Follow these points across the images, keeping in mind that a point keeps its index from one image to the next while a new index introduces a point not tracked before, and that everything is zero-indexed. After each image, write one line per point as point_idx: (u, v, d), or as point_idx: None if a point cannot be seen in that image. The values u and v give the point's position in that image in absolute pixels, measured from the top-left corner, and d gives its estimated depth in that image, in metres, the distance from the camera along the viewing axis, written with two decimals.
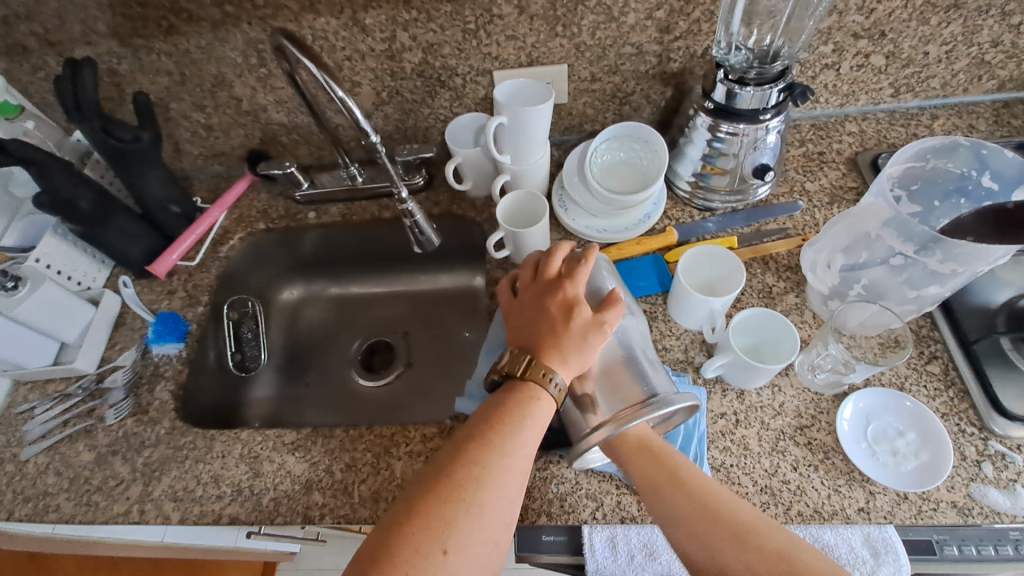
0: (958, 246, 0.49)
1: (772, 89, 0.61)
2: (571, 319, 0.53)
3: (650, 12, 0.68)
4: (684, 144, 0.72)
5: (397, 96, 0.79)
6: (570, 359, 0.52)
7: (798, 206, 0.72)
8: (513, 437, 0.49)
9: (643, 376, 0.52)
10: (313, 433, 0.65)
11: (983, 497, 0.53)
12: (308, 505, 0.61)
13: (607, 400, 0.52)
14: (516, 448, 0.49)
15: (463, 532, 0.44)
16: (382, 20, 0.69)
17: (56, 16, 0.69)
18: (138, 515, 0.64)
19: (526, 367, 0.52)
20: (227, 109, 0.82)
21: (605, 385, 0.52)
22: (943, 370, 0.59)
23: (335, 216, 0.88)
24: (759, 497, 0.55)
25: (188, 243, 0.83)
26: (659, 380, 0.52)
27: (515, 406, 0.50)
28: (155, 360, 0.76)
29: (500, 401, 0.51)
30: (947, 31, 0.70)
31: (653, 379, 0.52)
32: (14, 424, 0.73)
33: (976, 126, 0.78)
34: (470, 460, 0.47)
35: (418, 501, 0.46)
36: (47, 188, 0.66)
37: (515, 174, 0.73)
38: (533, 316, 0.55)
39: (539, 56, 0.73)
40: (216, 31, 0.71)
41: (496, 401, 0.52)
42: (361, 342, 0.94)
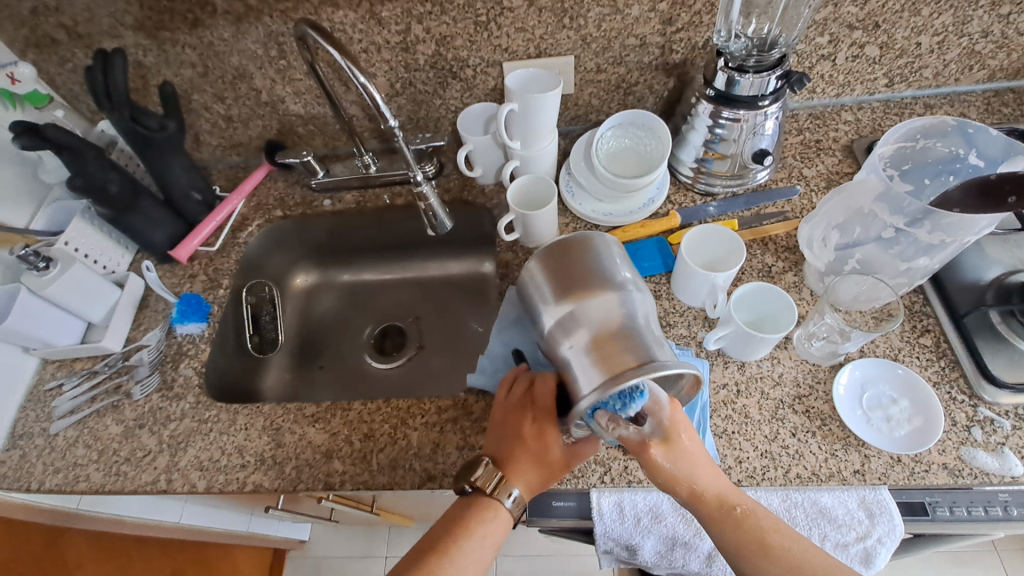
0: (947, 216, 0.52)
1: (769, 76, 0.64)
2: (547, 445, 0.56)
3: (653, 4, 0.71)
4: (687, 131, 0.75)
5: (410, 87, 0.83)
6: (534, 482, 0.56)
7: (796, 190, 0.75)
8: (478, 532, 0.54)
9: (647, 345, 0.52)
10: (332, 406, 0.68)
11: (973, 459, 0.56)
12: (329, 473, 0.64)
13: (607, 364, 0.51)
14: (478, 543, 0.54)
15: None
16: (398, 13, 0.73)
17: (87, 10, 0.73)
18: (165, 483, 0.67)
19: (496, 485, 0.55)
20: (247, 100, 0.86)
21: (609, 350, 0.51)
22: (935, 343, 0.62)
23: (349, 203, 0.92)
24: (759, 461, 0.58)
25: (208, 229, 0.87)
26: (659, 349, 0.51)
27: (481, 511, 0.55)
28: (179, 339, 0.79)
29: (471, 503, 0.56)
30: (938, 22, 0.73)
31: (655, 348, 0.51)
32: (42, 400, 0.76)
33: (967, 115, 0.81)
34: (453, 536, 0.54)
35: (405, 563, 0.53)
36: (80, 173, 0.69)
37: (524, 160, 0.76)
38: (510, 434, 0.58)
39: (546, 47, 0.77)
40: (239, 24, 0.75)
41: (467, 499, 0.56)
42: (374, 327, 0.97)
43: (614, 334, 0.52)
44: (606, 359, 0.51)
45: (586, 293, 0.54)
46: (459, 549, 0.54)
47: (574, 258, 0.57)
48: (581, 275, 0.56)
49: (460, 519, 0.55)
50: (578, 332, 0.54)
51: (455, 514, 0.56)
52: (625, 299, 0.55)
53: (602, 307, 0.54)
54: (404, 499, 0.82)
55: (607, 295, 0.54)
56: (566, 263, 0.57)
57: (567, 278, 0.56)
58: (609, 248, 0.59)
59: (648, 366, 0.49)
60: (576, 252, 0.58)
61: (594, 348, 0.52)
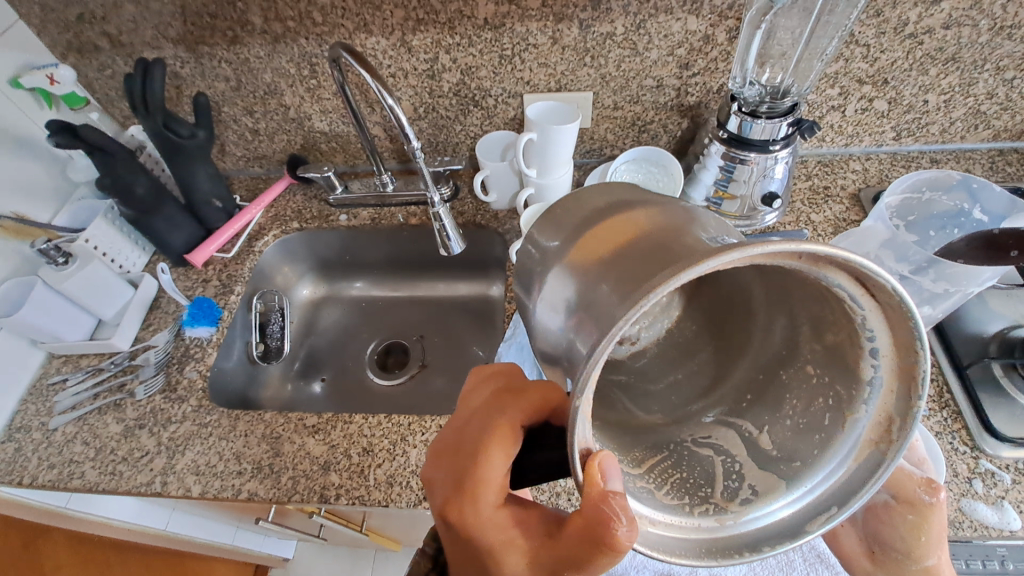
0: (950, 267, 0.53)
1: (781, 123, 0.66)
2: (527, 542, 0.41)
3: (671, 49, 0.74)
4: (699, 170, 0.78)
5: (432, 112, 0.86)
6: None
7: (804, 233, 0.76)
8: None
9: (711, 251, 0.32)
10: (334, 418, 0.69)
11: (973, 512, 0.55)
12: (325, 485, 0.64)
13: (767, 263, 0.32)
14: None
15: None
16: (428, 43, 0.76)
17: (132, 21, 0.76)
18: (159, 486, 0.66)
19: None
20: (274, 115, 0.89)
21: (641, 275, 0.33)
22: (938, 394, 0.63)
23: (364, 218, 0.93)
24: None
25: (225, 236, 0.89)
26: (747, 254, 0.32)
27: None
28: (187, 341, 0.79)
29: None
30: (945, 82, 0.76)
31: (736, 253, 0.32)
32: (45, 394, 0.76)
33: (972, 171, 0.83)
34: None
35: None
36: (110, 173, 0.71)
37: (539, 188, 0.78)
38: (454, 532, 0.42)
39: (567, 83, 0.80)
40: (275, 43, 0.78)
41: None
42: (378, 343, 0.97)
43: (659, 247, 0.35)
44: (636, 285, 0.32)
45: (597, 219, 0.40)
46: None
47: (587, 203, 0.44)
48: (587, 212, 0.42)
49: None
50: (593, 272, 0.37)
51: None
52: (651, 214, 0.38)
53: (610, 232, 0.38)
54: (397, 520, 0.82)
55: (617, 219, 0.39)
56: (578, 208, 0.44)
57: (574, 221, 0.43)
58: (627, 187, 0.46)
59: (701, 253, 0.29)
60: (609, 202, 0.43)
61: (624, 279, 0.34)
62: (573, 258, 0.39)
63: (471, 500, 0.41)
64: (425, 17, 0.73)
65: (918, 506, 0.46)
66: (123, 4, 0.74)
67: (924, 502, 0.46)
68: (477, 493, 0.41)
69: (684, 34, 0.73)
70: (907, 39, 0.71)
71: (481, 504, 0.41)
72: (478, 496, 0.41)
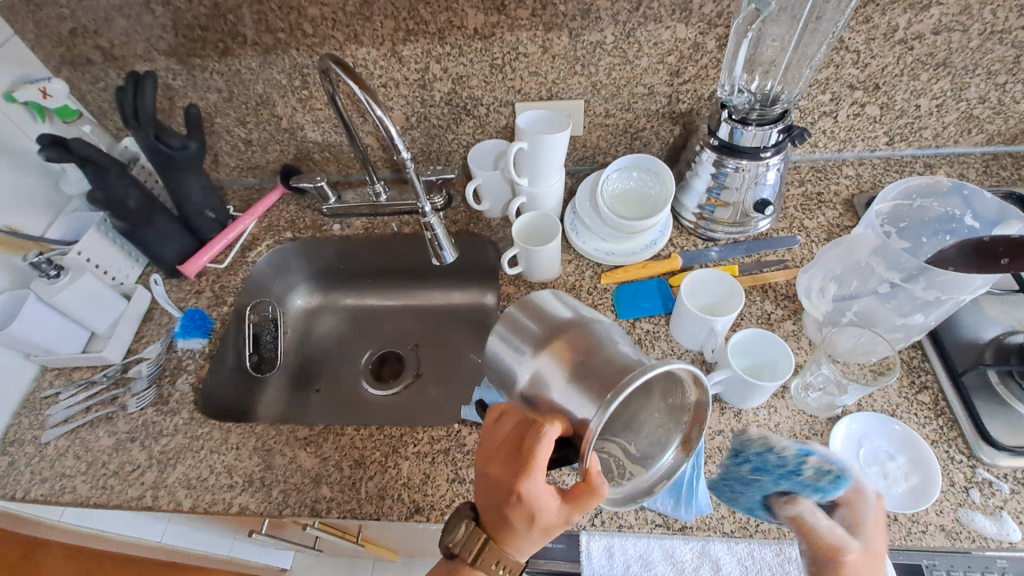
0: (940, 275, 0.52)
1: (772, 130, 0.66)
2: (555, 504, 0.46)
3: (662, 57, 0.74)
4: (691, 177, 0.77)
5: (424, 122, 0.86)
6: (526, 543, 0.48)
7: (796, 240, 0.76)
8: None
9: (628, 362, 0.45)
10: (325, 430, 0.68)
11: (970, 522, 0.54)
12: (316, 499, 0.63)
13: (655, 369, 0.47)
14: None
15: None
16: (418, 53, 0.76)
17: (124, 34, 0.77)
18: (151, 500, 0.66)
19: (479, 552, 0.48)
20: (267, 125, 0.89)
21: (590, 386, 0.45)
22: (934, 402, 0.62)
23: (357, 228, 0.93)
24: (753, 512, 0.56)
25: (219, 247, 0.89)
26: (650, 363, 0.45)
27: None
28: (179, 353, 0.79)
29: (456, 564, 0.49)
30: (937, 87, 0.76)
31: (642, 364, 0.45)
32: (37, 408, 0.76)
33: (966, 175, 0.82)
34: None
35: None
36: (101, 187, 0.71)
37: (531, 197, 0.78)
38: (498, 499, 0.47)
39: (558, 91, 0.80)
40: (266, 55, 0.78)
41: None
42: (373, 352, 0.97)
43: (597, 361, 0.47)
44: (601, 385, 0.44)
45: (546, 332, 0.50)
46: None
47: (537, 313, 0.53)
48: (535, 324, 0.52)
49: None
50: (553, 381, 0.48)
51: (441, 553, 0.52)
52: (587, 331, 0.49)
53: (560, 348, 0.49)
54: (392, 532, 0.81)
55: (563, 334, 0.49)
56: (527, 319, 0.53)
57: (526, 330, 0.52)
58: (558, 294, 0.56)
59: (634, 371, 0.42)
60: (542, 306, 0.54)
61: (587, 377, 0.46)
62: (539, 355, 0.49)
63: (520, 478, 0.45)
64: (415, 28, 0.73)
65: (825, 567, 0.49)
66: (115, 17, 0.75)
67: (829, 563, 0.49)
68: (530, 475, 0.44)
69: (674, 42, 0.73)
70: (898, 44, 0.71)
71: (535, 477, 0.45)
72: (535, 471, 0.44)
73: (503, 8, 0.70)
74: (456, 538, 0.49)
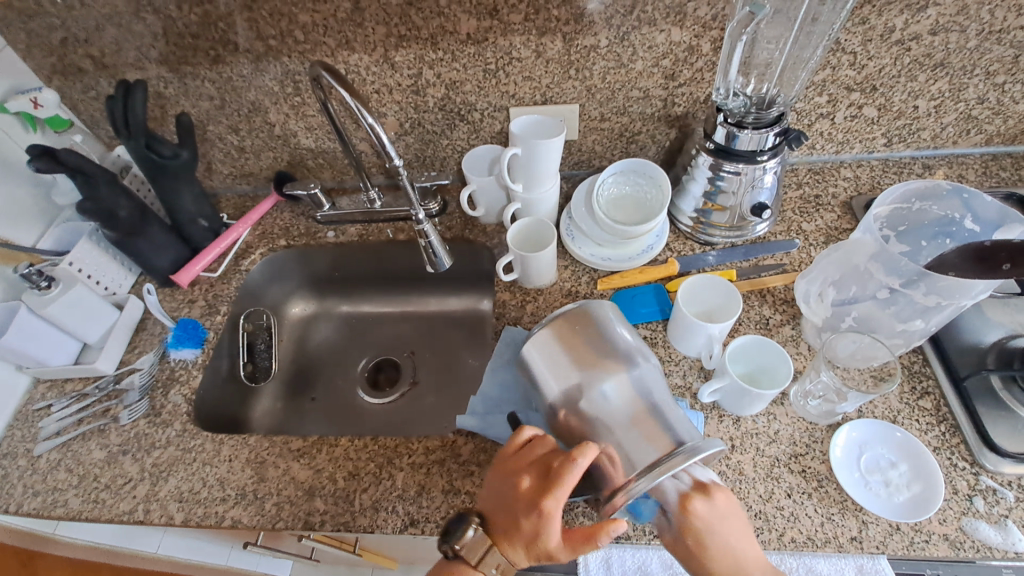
0: (941, 280, 0.51)
1: (768, 133, 0.65)
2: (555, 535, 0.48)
3: (656, 60, 0.74)
4: (687, 181, 0.76)
5: (418, 127, 0.85)
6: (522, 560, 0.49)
7: (795, 243, 0.75)
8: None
9: (671, 426, 0.49)
10: (319, 441, 0.67)
11: (974, 531, 0.53)
12: (310, 511, 0.62)
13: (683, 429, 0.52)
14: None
15: None
16: (411, 58, 0.75)
17: (115, 43, 0.76)
18: (142, 514, 0.65)
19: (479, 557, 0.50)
20: (260, 133, 0.88)
21: (630, 438, 0.48)
22: (936, 407, 0.61)
23: (352, 235, 0.92)
24: (753, 522, 0.55)
25: (212, 255, 0.88)
26: (686, 429, 0.50)
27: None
28: (172, 364, 0.78)
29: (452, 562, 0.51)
30: (935, 88, 0.75)
31: (681, 427, 0.49)
32: (29, 420, 0.75)
33: (966, 177, 0.82)
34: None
35: None
36: (92, 197, 0.71)
37: (526, 203, 0.77)
38: (514, 506, 0.50)
39: (552, 95, 0.79)
40: (258, 62, 0.78)
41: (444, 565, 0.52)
42: (369, 359, 0.96)
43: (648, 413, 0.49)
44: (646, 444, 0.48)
45: (601, 363, 0.50)
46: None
47: (597, 334, 0.52)
48: (589, 348, 0.51)
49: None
50: (604, 418, 0.49)
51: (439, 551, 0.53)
52: (636, 375, 0.51)
53: (610, 387, 0.50)
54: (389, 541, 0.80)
55: (615, 372, 0.50)
56: (585, 338, 0.52)
57: (576, 352, 0.51)
58: (609, 310, 0.55)
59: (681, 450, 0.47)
60: (602, 327, 0.52)
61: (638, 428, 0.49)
62: (598, 388, 0.50)
63: (544, 491, 0.48)
64: (407, 34, 0.72)
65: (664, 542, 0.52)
66: (106, 26, 0.74)
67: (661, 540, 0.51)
68: (553, 495, 0.47)
69: (668, 46, 0.72)
70: (895, 45, 0.70)
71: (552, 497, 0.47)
72: (556, 493, 0.47)
73: (495, 13, 0.69)
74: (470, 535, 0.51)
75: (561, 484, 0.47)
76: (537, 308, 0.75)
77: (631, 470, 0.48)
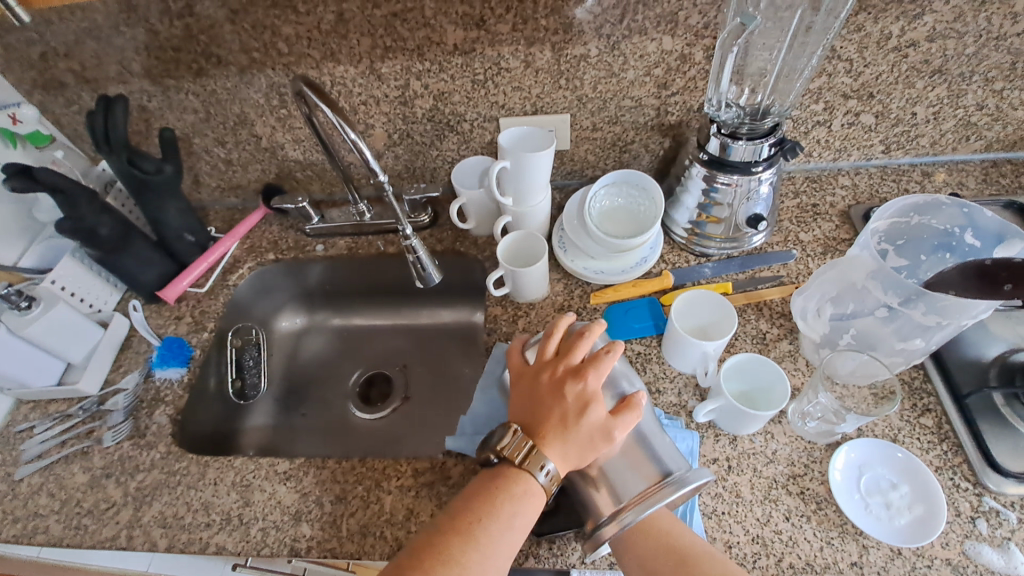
0: (940, 300, 0.50)
1: (763, 143, 0.64)
2: (592, 413, 0.50)
3: (648, 69, 0.72)
4: (681, 193, 0.75)
5: (407, 138, 0.83)
6: (570, 453, 0.50)
7: (792, 255, 0.74)
8: (493, 531, 0.48)
9: (658, 455, 0.51)
10: (306, 463, 0.66)
11: (977, 555, 0.51)
12: (296, 537, 0.61)
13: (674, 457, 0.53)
14: (490, 541, 0.48)
15: (450, 562, 0.46)
16: (397, 70, 0.74)
17: (96, 57, 0.75)
18: (125, 540, 0.64)
19: (525, 455, 0.50)
20: (247, 145, 0.87)
21: (617, 468, 0.51)
22: (937, 424, 0.59)
23: (341, 248, 0.91)
24: (750, 547, 0.53)
25: (199, 270, 0.87)
26: (672, 458, 0.52)
27: (498, 493, 0.50)
28: (157, 383, 0.77)
29: (495, 473, 0.51)
30: (932, 95, 0.74)
31: (668, 457, 0.52)
32: (11, 443, 0.73)
33: (966, 184, 0.80)
34: (464, 515, 0.49)
35: (423, 544, 0.48)
36: (71, 216, 0.69)
37: (517, 216, 0.76)
38: (547, 397, 0.53)
39: (543, 106, 0.77)
40: (242, 74, 0.76)
41: (480, 488, 0.51)
42: (361, 373, 0.94)
43: (638, 442, 0.52)
44: (637, 474, 0.50)
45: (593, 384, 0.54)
46: (480, 514, 0.49)
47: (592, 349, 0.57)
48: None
49: (476, 499, 0.50)
50: None
51: (479, 473, 0.53)
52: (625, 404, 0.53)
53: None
54: None
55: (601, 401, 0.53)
56: None
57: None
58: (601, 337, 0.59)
59: (668, 481, 0.49)
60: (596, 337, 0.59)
61: (630, 458, 0.51)
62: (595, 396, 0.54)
63: (576, 373, 0.53)
64: (393, 45, 0.71)
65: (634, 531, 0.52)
66: (85, 40, 0.73)
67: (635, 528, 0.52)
68: (584, 371, 0.52)
69: (660, 54, 0.70)
70: (892, 52, 0.69)
71: (585, 372, 0.52)
72: (588, 369, 0.52)
73: (482, 24, 0.68)
74: (506, 442, 0.51)
75: (591, 363, 0.52)
76: (529, 323, 0.73)
77: (621, 500, 0.50)
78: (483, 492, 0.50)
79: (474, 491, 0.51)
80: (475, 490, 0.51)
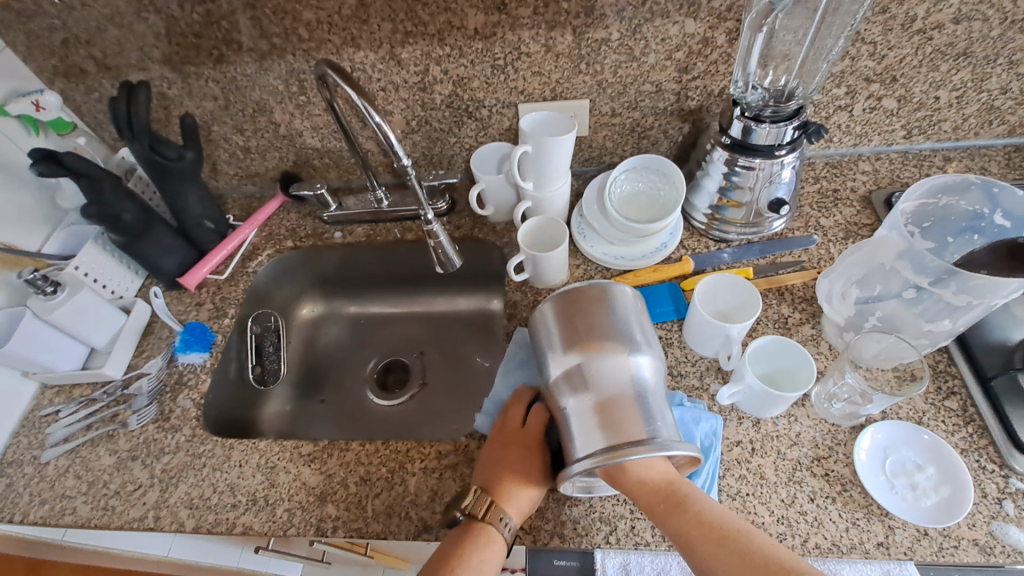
0: (971, 279, 0.50)
1: (786, 127, 0.63)
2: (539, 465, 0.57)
3: (669, 53, 0.72)
4: (702, 178, 0.74)
5: (425, 125, 0.83)
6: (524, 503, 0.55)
7: (813, 240, 0.73)
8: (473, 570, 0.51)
9: (650, 417, 0.49)
10: (329, 446, 0.66)
11: (1005, 536, 0.51)
12: (322, 517, 0.62)
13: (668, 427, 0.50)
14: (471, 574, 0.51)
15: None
16: (417, 55, 0.74)
17: (117, 44, 0.75)
18: (153, 521, 0.64)
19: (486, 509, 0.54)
20: (265, 133, 0.87)
21: (602, 419, 0.48)
22: (962, 406, 0.59)
23: (359, 235, 0.91)
24: (776, 527, 0.54)
25: (218, 258, 0.87)
26: (664, 424, 0.49)
27: (471, 547, 0.52)
28: (180, 368, 0.78)
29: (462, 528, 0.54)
30: (957, 78, 0.73)
31: (660, 422, 0.49)
32: (38, 426, 0.75)
33: (989, 169, 0.79)
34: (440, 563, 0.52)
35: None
36: (96, 201, 0.70)
37: (537, 201, 0.76)
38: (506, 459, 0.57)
39: (562, 91, 0.77)
40: (262, 61, 0.76)
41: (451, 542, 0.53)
42: (378, 360, 0.95)
43: (629, 403, 0.49)
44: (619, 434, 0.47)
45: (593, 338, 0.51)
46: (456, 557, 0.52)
47: (589, 310, 0.53)
48: (588, 323, 0.52)
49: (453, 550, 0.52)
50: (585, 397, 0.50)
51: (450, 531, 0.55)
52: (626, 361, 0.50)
53: (599, 365, 0.50)
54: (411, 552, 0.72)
55: (608, 353, 0.50)
56: (581, 311, 0.53)
57: (574, 325, 0.52)
58: (618, 293, 0.55)
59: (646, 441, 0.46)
60: (598, 291, 0.54)
61: (617, 415, 0.48)
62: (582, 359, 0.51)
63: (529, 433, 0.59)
64: (414, 30, 0.71)
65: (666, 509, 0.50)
66: (107, 26, 0.73)
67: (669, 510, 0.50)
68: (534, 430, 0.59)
69: (682, 38, 0.70)
70: (916, 34, 0.68)
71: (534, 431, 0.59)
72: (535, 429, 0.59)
73: (504, 7, 0.68)
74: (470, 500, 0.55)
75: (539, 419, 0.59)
76: None
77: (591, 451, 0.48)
78: (456, 541, 0.53)
79: (447, 540, 0.54)
80: (449, 541, 0.54)
